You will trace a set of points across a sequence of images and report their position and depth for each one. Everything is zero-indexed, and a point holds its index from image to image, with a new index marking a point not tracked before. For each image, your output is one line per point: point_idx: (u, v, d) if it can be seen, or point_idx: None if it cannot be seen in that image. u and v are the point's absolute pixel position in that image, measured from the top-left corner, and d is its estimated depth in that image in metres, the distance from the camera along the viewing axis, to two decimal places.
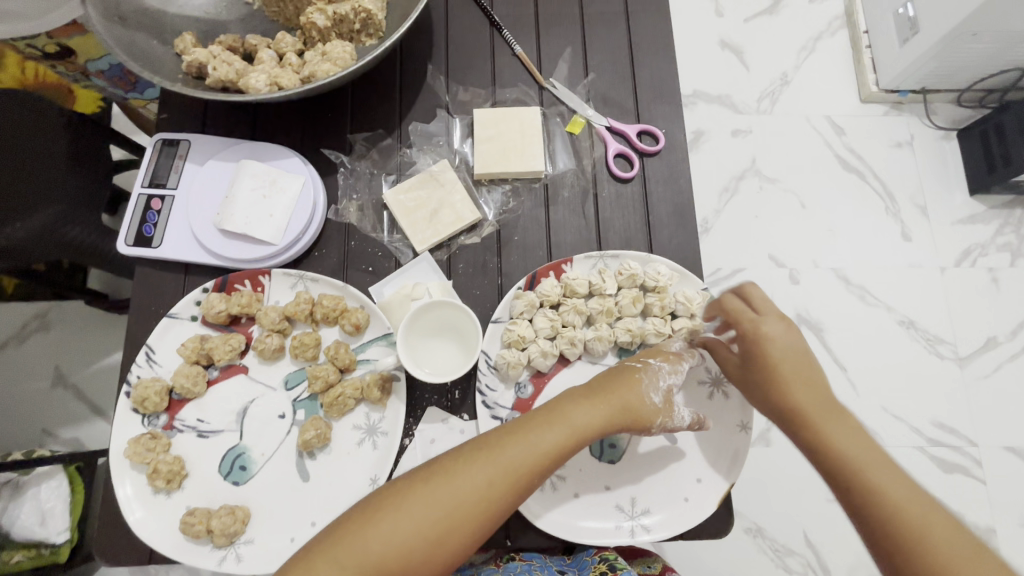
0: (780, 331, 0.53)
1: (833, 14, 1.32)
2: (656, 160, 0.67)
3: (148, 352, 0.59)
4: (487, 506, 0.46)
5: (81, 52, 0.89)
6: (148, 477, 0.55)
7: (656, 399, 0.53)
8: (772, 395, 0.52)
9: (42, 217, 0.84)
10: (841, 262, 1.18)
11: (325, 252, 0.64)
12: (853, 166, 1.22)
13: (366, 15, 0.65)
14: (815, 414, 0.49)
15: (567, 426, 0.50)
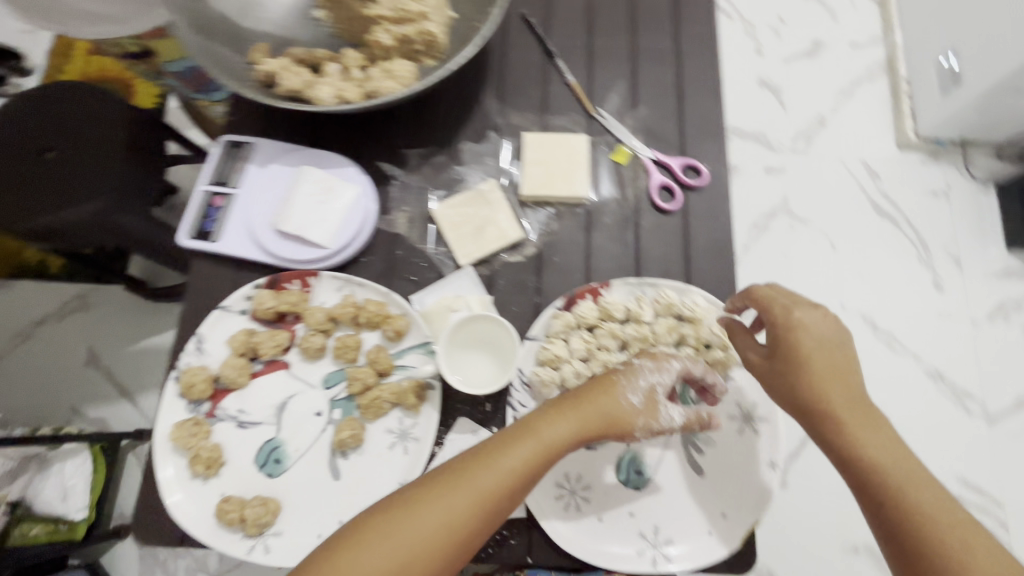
0: (815, 323, 0.52)
1: (872, 61, 1.30)
2: (699, 194, 0.69)
3: (198, 341, 0.61)
4: (463, 530, 0.46)
5: (161, 54, 0.94)
6: (189, 461, 0.58)
7: (635, 401, 0.54)
8: (803, 391, 0.51)
9: (100, 202, 0.97)
10: (869, 307, 1.17)
11: (372, 259, 0.66)
12: (886, 212, 1.22)
13: (429, 38, 0.68)
14: (848, 416, 0.49)
15: (537, 441, 0.50)
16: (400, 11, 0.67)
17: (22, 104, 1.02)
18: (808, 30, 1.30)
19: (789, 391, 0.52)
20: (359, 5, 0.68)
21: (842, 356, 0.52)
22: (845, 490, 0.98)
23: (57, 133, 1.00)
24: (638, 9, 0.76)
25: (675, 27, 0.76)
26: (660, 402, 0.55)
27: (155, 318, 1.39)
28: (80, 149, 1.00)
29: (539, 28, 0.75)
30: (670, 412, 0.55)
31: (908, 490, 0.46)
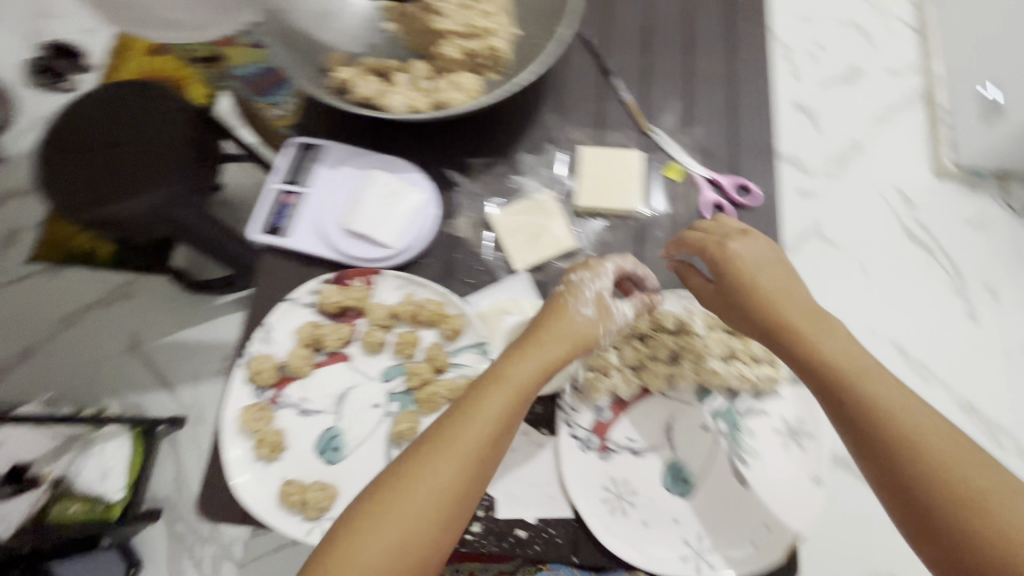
0: (749, 250, 0.58)
1: (911, 88, 1.29)
2: (750, 213, 0.71)
3: (266, 330, 0.64)
4: (461, 484, 0.49)
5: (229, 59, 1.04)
6: (254, 444, 0.60)
7: (589, 315, 0.58)
8: (758, 311, 0.56)
9: (163, 193, 1.01)
10: (898, 334, 1.19)
11: (432, 261, 0.69)
12: (921, 240, 1.22)
13: (494, 53, 0.72)
14: (803, 325, 0.54)
15: (509, 382, 0.53)
16: (469, 27, 0.71)
17: (93, 101, 1.08)
18: (846, 55, 1.28)
19: (749, 313, 0.56)
20: (430, 20, 0.71)
21: (784, 278, 0.57)
22: (876, 516, 0.97)
23: (125, 129, 1.06)
24: (692, 32, 0.79)
25: (729, 51, 0.78)
26: (610, 304, 0.60)
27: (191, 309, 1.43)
28: (142, 145, 1.05)
29: (597, 48, 0.78)
30: (619, 314, 0.60)
31: (870, 386, 0.49)
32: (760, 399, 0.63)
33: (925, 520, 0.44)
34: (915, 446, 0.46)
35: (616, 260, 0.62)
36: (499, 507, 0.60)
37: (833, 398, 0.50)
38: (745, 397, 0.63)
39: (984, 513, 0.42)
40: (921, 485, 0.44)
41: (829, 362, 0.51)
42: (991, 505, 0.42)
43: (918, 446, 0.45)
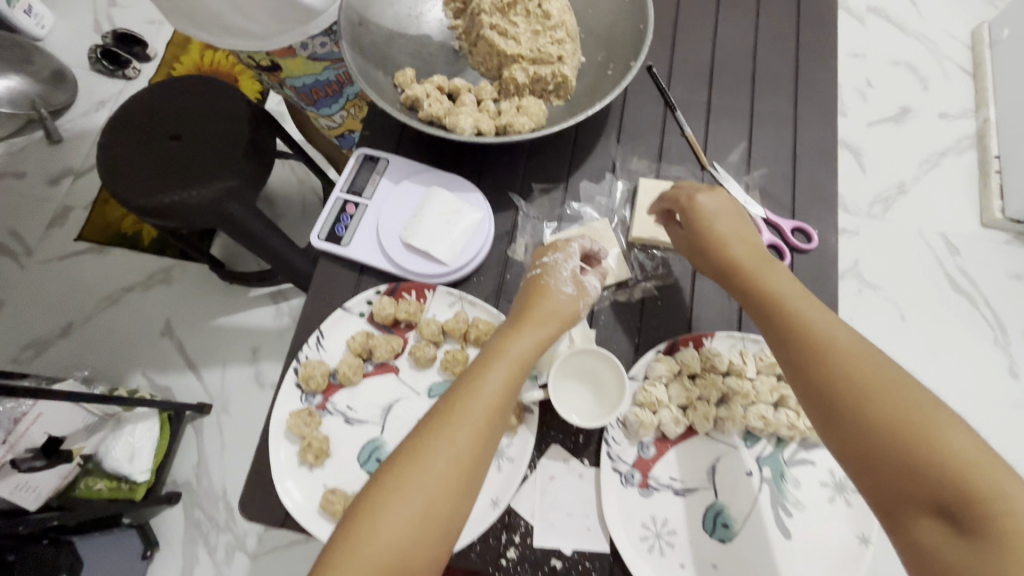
0: (715, 204, 0.63)
1: (963, 134, 1.29)
2: (806, 257, 0.70)
3: (319, 336, 0.66)
4: (474, 455, 0.52)
5: (288, 69, 0.83)
6: (300, 449, 0.61)
7: (568, 290, 0.62)
8: (716, 253, 0.62)
9: (217, 189, 1.04)
10: (939, 384, 1.13)
11: (484, 279, 0.70)
12: (963, 289, 1.19)
13: (561, 79, 0.72)
14: (750, 265, 0.60)
15: (508, 357, 0.56)
16: (539, 52, 0.72)
17: (159, 93, 1.11)
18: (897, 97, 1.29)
19: (709, 258, 0.63)
20: (500, 43, 0.73)
21: (744, 231, 0.63)
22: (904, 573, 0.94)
23: (187, 122, 1.09)
24: (756, 70, 0.79)
25: (794, 92, 0.78)
26: (583, 280, 0.63)
27: (227, 299, 1.45)
28: (202, 140, 1.08)
29: (662, 80, 0.78)
30: (593, 289, 0.63)
31: (811, 322, 0.54)
32: (808, 448, 0.62)
33: (850, 430, 0.49)
34: (846, 370, 0.51)
35: (582, 243, 0.66)
36: (536, 535, 0.60)
37: (778, 334, 0.56)
38: (792, 446, 0.62)
39: (902, 419, 0.47)
40: (856, 407, 0.49)
41: (774, 302, 0.57)
42: (909, 413, 0.47)
43: (848, 370, 0.51)
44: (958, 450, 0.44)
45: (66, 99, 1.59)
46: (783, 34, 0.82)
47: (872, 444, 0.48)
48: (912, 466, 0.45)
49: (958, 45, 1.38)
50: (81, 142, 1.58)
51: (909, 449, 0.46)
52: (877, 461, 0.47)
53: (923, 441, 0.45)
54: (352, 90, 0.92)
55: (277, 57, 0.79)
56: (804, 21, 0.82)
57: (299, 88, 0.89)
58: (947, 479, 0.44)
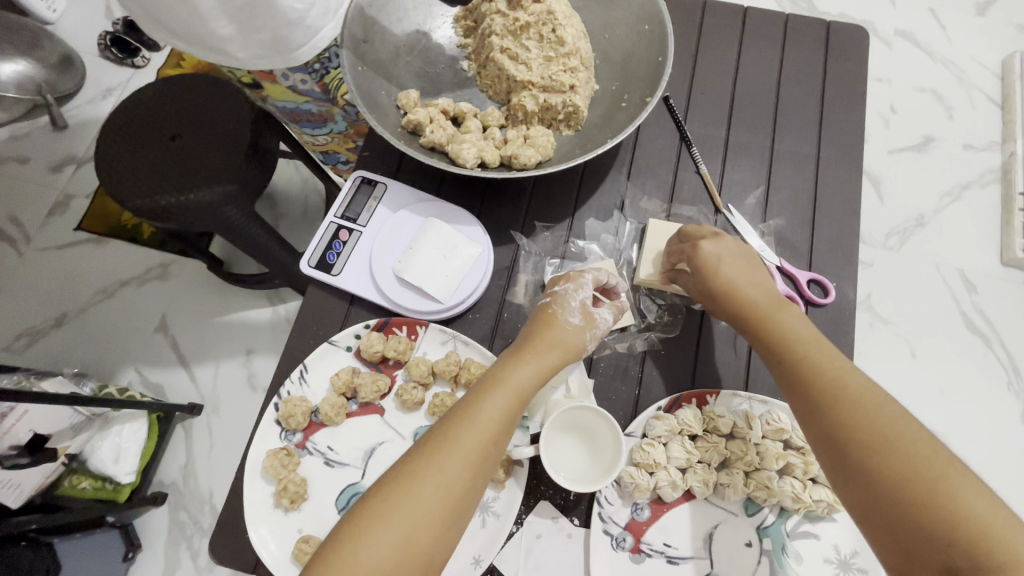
0: (723, 247, 0.59)
1: (987, 167, 1.23)
2: (821, 311, 0.66)
3: (303, 370, 0.63)
4: (466, 486, 0.48)
5: (268, 92, 0.83)
6: (275, 491, 0.58)
7: (576, 321, 0.59)
8: (724, 294, 0.57)
9: (213, 195, 0.99)
10: (945, 426, 1.07)
11: (480, 316, 0.66)
12: (978, 328, 1.12)
13: (572, 109, 0.69)
14: (762, 304, 0.56)
15: (509, 386, 0.53)
16: (550, 80, 0.69)
17: (164, 87, 1.05)
18: (920, 126, 1.25)
19: (716, 300, 0.58)
20: (511, 68, 0.69)
21: (753, 272, 0.58)
22: None
23: (188, 120, 1.03)
24: (778, 107, 0.75)
25: (818, 133, 0.74)
26: (594, 312, 0.60)
27: (221, 297, 1.42)
28: (202, 140, 1.02)
29: (679, 112, 0.75)
30: (603, 322, 0.60)
31: (823, 361, 0.50)
32: (813, 521, 0.58)
33: (858, 480, 0.45)
34: (857, 416, 0.47)
35: (595, 273, 0.62)
36: None
37: (785, 373, 0.52)
38: (795, 517, 0.59)
39: (914, 471, 0.43)
40: (873, 461, 0.45)
41: (785, 341, 0.53)
42: (922, 467, 0.43)
43: (861, 415, 0.47)
44: (973, 511, 0.40)
45: (73, 85, 1.56)
46: (808, 68, 0.78)
47: (880, 497, 0.44)
48: (922, 524, 0.41)
49: (987, 74, 1.32)
50: (85, 130, 1.56)
51: (920, 505, 0.42)
52: (887, 515, 0.43)
53: (935, 499, 0.41)
54: (336, 125, 0.92)
55: (256, 80, 0.78)
56: (830, 56, 0.78)
57: (283, 108, 0.88)
58: (960, 542, 0.40)
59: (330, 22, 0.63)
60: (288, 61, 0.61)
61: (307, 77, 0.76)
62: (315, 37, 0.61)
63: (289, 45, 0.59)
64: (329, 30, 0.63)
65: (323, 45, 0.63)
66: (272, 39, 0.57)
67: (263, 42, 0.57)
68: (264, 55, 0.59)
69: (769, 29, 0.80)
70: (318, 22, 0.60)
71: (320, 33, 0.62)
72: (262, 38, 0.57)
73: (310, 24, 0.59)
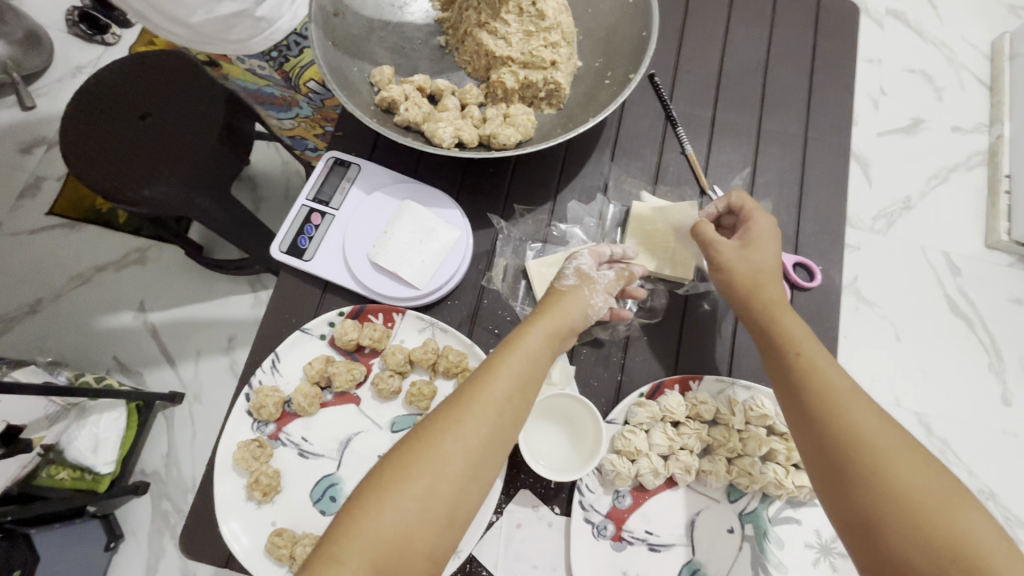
0: (772, 235, 0.58)
1: (974, 149, 1.22)
2: (807, 296, 0.65)
3: (274, 360, 0.60)
4: (487, 444, 0.46)
5: (229, 70, 0.80)
6: (247, 484, 0.56)
7: (577, 279, 0.57)
8: (764, 278, 0.55)
9: (166, 186, 0.93)
10: (926, 408, 1.07)
11: (459, 303, 0.64)
12: (962, 311, 1.13)
13: (554, 87, 0.67)
14: (771, 301, 0.54)
15: (525, 346, 0.51)
16: (530, 55, 0.66)
17: (130, 65, 0.99)
18: (910, 107, 1.22)
19: (749, 280, 0.55)
20: (489, 43, 0.67)
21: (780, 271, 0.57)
22: None
23: (159, 98, 0.97)
24: (765, 86, 0.73)
25: (807, 113, 0.72)
26: (592, 272, 0.58)
27: (201, 283, 1.38)
28: (175, 122, 0.97)
29: (664, 91, 0.73)
30: (602, 279, 0.58)
31: (826, 369, 0.48)
32: (795, 506, 0.58)
33: (860, 493, 0.43)
34: (862, 427, 0.45)
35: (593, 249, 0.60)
36: None
37: (786, 376, 0.50)
38: (777, 503, 0.58)
39: (918, 489, 0.42)
40: (877, 474, 0.43)
41: (789, 343, 0.51)
42: (926, 483, 0.42)
43: (865, 427, 0.45)
44: (973, 531, 0.40)
45: (41, 62, 1.49)
46: (797, 46, 0.75)
47: (882, 509, 0.42)
48: (926, 542, 0.40)
49: (977, 55, 1.31)
50: (55, 110, 1.49)
51: (922, 525, 0.40)
52: (884, 529, 0.41)
53: (936, 517, 0.40)
54: (300, 111, 0.88)
55: (215, 58, 0.77)
56: (820, 34, 0.76)
57: (246, 87, 0.84)
58: (960, 564, 0.39)
59: (287, 13, 0.62)
60: (240, 50, 0.61)
61: (265, 64, 0.75)
62: (269, 28, 0.60)
63: (240, 33, 0.58)
64: (286, 22, 0.62)
65: (280, 36, 0.62)
66: (220, 27, 0.57)
67: (210, 31, 0.57)
68: (214, 41, 0.59)
69: (757, 5, 0.77)
70: (274, 13, 0.59)
71: (277, 23, 0.61)
72: (207, 24, 0.56)
73: (262, 16, 0.58)
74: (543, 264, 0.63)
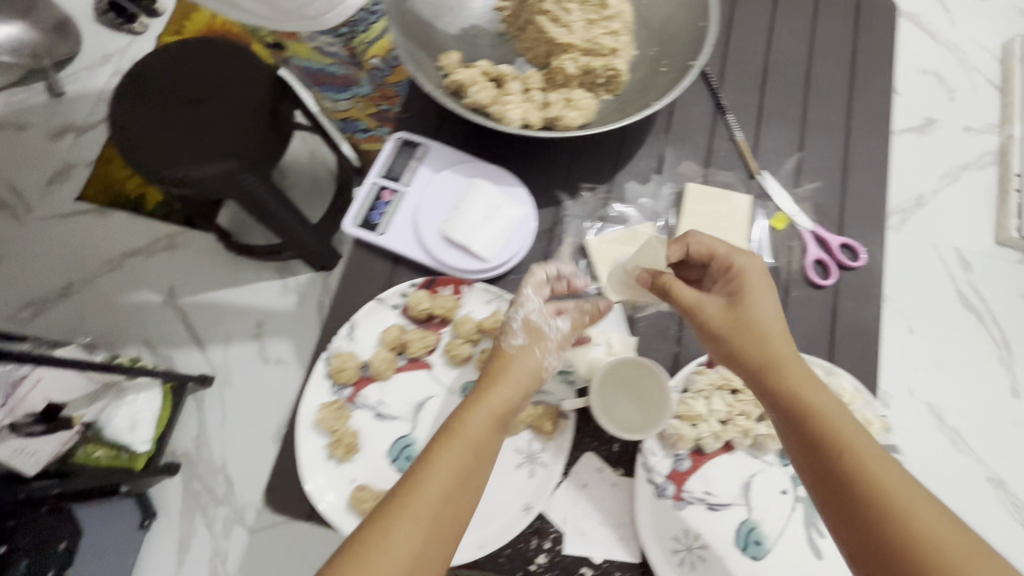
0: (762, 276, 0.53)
1: (985, 149, 1.13)
2: (852, 275, 0.69)
3: (351, 327, 0.63)
4: (429, 545, 0.41)
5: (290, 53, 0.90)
6: (330, 442, 0.60)
7: (521, 338, 0.54)
8: (783, 335, 0.50)
9: (219, 167, 0.93)
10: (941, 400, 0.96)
11: (522, 277, 0.68)
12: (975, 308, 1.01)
13: (613, 73, 0.70)
14: (791, 370, 0.48)
15: (469, 433, 0.46)
16: (591, 43, 0.69)
17: (183, 57, 1.03)
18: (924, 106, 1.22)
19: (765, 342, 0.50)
20: (553, 31, 0.70)
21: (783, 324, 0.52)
22: None
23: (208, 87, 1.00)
24: (809, 77, 0.77)
25: (849, 106, 0.76)
26: (542, 327, 0.56)
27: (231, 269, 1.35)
28: (224, 107, 0.98)
29: (714, 81, 0.76)
30: (553, 334, 0.56)
31: (859, 451, 0.44)
32: None
33: None
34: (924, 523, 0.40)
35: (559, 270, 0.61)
36: (567, 542, 0.59)
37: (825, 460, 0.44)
38: None
39: None
40: None
41: (821, 419, 0.46)
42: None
43: (921, 522, 0.40)
44: None
45: (69, 50, 1.51)
46: (840, 40, 0.79)
47: None
48: None
49: (989, 58, 1.22)
50: (84, 97, 1.50)
51: None
52: None
53: None
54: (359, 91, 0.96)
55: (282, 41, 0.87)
56: (862, 29, 0.79)
57: (305, 71, 0.94)
58: None
59: None
60: (313, 26, 0.64)
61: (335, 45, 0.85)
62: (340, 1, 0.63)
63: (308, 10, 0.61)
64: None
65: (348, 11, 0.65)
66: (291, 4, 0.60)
67: (285, 10, 0.61)
68: (291, 19, 0.62)
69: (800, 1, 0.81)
70: None
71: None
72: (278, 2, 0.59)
73: None
74: (603, 241, 0.67)
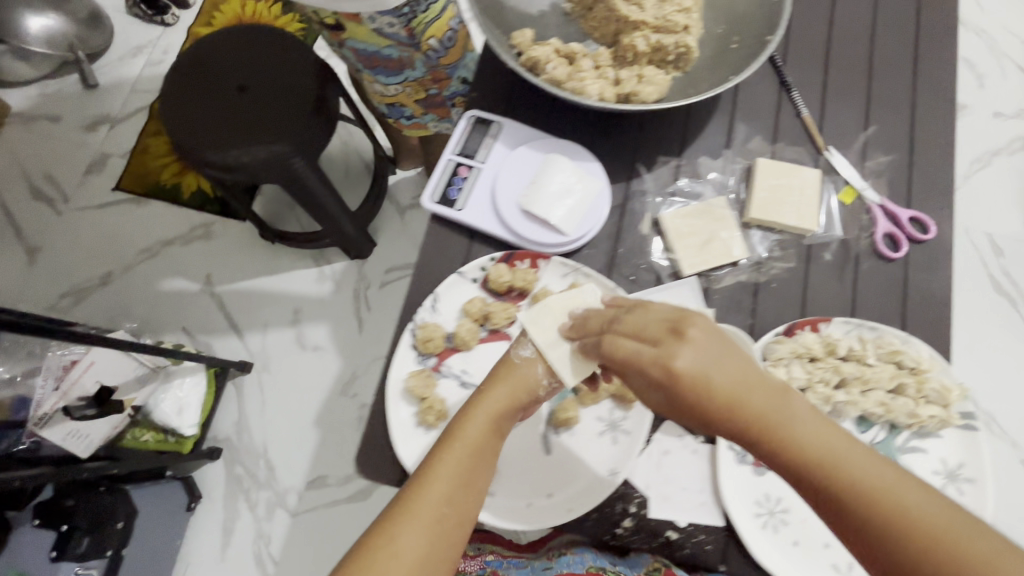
0: (700, 356, 0.41)
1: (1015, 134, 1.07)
2: (921, 248, 0.70)
3: (435, 300, 0.65)
4: (430, 546, 0.43)
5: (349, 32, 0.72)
6: (420, 411, 0.61)
7: (529, 351, 0.52)
8: (736, 380, 0.41)
9: (271, 150, 0.93)
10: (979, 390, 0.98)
11: (596, 251, 0.69)
12: (1006, 291, 1.04)
13: (684, 50, 0.70)
14: (763, 421, 0.40)
15: (464, 442, 0.48)
16: (663, 20, 0.70)
17: (227, 40, 1.02)
18: None
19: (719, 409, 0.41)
20: (624, 8, 0.71)
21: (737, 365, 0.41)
22: None
23: (254, 72, 1.00)
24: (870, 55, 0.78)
25: (912, 84, 0.76)
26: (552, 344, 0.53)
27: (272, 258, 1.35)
28: (272, 91, 0.98)
29: (779, 60, 0.76)
30: None
31: (850, 485, 0.38)
32: (921, 436, 0.63)
33: None
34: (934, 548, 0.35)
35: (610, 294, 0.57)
36: (651, 506, 0.60)
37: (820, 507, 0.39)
38: (905, 433, 0.63)
39: None
40: None
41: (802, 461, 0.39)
42: None
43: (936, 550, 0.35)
44: None
45: (103, 43, 1.46)
46: (899, 18, 0.80)
47: None
48: None
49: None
50: (119, 86, 1.45)
51: None
52: None
53: None
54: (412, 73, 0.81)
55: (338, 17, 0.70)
56: (923, 6, 0.80)
57: (361, 52, 0.77)
58: None
59: None
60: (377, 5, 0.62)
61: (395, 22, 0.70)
62: None
63: None
64: None
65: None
66: None
67: None
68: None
69: None
70: None
71: None
72: None
73: None
74: (677, 216, 0.68)
